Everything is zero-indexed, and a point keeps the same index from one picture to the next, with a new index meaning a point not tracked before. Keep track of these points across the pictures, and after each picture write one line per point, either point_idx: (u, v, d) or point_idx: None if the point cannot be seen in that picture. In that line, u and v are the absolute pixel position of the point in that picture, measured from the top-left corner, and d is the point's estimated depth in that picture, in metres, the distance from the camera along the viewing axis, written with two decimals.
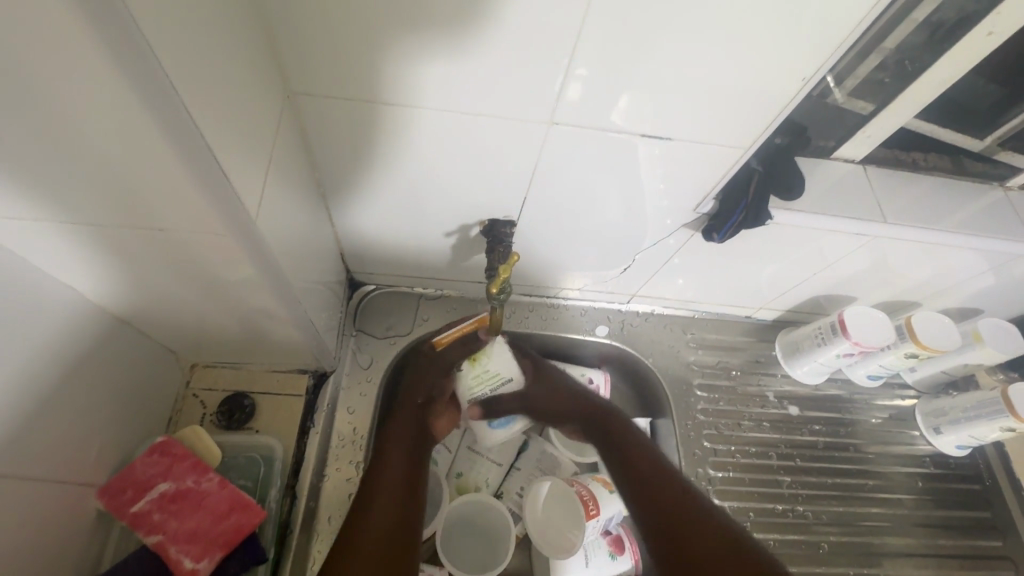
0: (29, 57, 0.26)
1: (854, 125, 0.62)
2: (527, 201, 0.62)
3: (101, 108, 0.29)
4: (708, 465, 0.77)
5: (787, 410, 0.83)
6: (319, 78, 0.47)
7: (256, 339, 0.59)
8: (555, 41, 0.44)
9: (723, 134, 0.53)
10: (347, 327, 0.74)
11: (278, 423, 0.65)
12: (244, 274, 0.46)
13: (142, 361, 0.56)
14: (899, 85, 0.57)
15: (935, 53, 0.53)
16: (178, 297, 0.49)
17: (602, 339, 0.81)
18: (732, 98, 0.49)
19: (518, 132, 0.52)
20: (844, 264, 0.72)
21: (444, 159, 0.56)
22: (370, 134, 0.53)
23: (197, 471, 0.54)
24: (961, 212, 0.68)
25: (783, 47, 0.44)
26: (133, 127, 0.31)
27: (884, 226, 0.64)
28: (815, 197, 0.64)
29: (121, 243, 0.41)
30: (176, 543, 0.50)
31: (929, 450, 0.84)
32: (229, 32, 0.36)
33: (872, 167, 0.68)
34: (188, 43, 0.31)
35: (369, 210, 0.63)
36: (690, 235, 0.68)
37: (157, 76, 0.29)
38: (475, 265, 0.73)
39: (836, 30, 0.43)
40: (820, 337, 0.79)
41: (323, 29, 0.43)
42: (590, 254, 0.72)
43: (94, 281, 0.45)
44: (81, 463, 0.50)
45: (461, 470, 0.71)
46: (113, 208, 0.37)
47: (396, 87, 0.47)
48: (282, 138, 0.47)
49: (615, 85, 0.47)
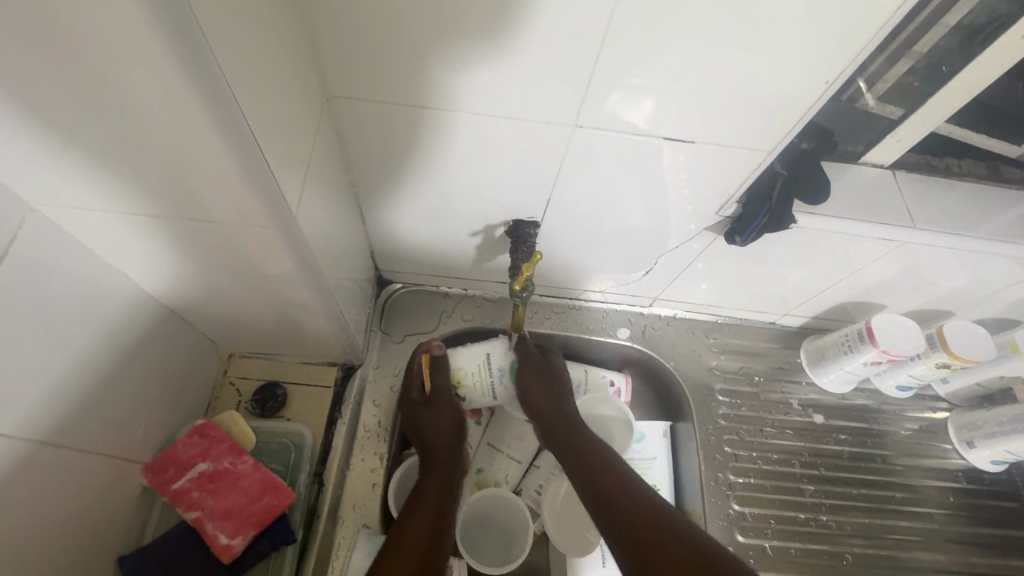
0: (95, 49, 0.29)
1: (883, 130, 0.61)
2: (551, 202, 0.63)
3: (162, 102, 0.32)
4: (728, 471, 0.76)
5: (811, 418, 0.82)
6: (355, 83, 0.50)
7: (290, 331, 0.62)
8: (575, 51, 0.45)
9: (743, 137, 0.53)
10: (374, 323, 0.77)
11: (308, 413, 0.68)
12: (282, 268, 0.48)
13: (186, 348, 0.60)
14: (929, 90, 0.56)
15: (966, 56, 0.53)
16: (222, 289, 0.53)
17: (623, 341, 0.82)
18: (757, 102, 0.49)
19: (542, 133, 0.54)
20: (872, 270, 0.71)
21: (472, 160, 0.58)
22: (403, 136, 0.55)
23: (233, 453, 0.57)
24: (995, 221, 0.66)
25: (805, 56, 0.45)
26: (187, 123, 0.33)
27: (912, 232, 0.63)
28: (842, 201, 0.64)
29: (172, 234, 0.44)
30: (213, 519, 0.54)
31: (961, 464, 0.81)
32: (277, 38, 0.39)
33: (901, 172, 0.67)
34: (239, 44, 0.33)
35: (399, 210, 0.65)
36: (713, 239, 0.68)
37: (214, 81, 0.31)
38: (499, 265, 0.75)
39: (856, 37, 0.43)
40: (847, 345, 0.78)
41: (362, 38, 0.45)
42: (613, 255, 0.72)
43: (148, 270, 0.49)
44: (129, 440, 0.53)
45: (481, 466, 0.71)
46: (169, 200, 0.40)
47: (428, 92, 0.50)
48: (321, 139, 0.50)
49: (640, 90, 0.49)
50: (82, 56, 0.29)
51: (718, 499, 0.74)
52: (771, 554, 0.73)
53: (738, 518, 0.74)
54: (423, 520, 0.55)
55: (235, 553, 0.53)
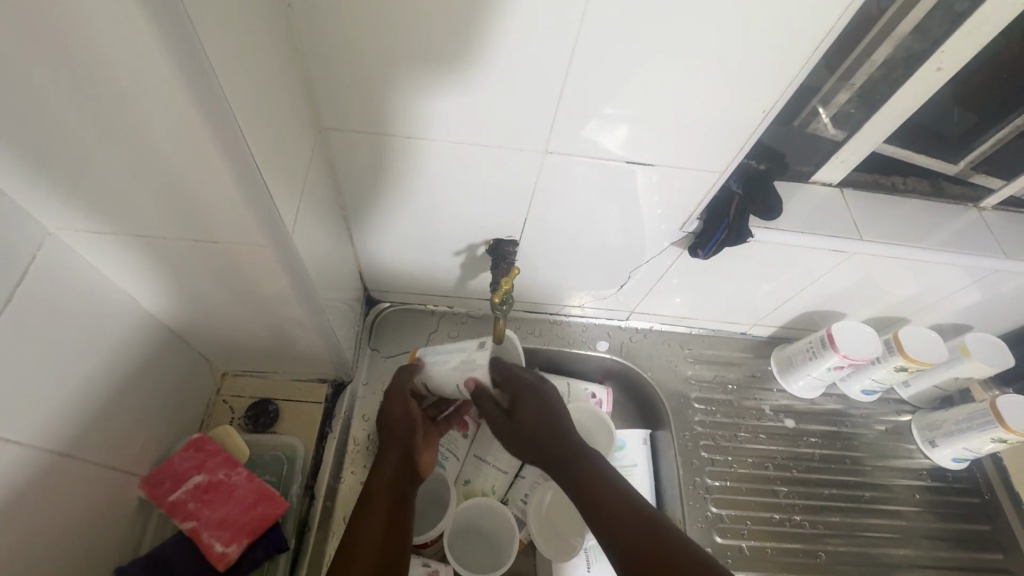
0: (121, 85, 0.33)
1: (828, 151, 0.68)
2: (527, 222, 0.67)
3: (176, 132, 0.36)
4: (705, 474, 0.80)
5: (783, 423, 0.86)
6: (345, 114, 0.54)
7: (283, 348, 0.65)
8: (544, 85, 0.51)
9: (702, 159, 0.59)
10: (364, 341, 0.80)
11: (299, 427, 0.70)
12: (278, 286, 0.52)
13: (183, 367, 0.62)
14: (865, 115, 0.63)
15: (893, 86, 0.60)
16: (219, 308, 0.56)
17: (603, 353, 0.86)
18: (710, 128, 0.55)
19: (517, 159, 0.59)
20: (830, 280, 0.76)
21: (454, 184, 0.62)
22: (389, 163, 0.59)
23: (227, 465, 0.59)
24: (937, 232, 0.72)
25: (747, 88, 0.51)
26: (197, 152, 0.37)
27: (860, 243, 0.68)
28: (796, 216, 0.69)
29: (176, 254, 0.48)
30: (208, 528, 0.55)
31: (926, 463, 0.85)
32: (275, 77, 0.44)
33: (849, 190, 0.73)
34: (242, 89, 0.38)
35: (387, 233, 0.70)
36: (680, 253, 0.73)
37: (224, 116, 0.35)
38: (482, 282, 0.79)
39: (790, 70, 0.49)
40: (811, 351, 0.82)
41: (350, 76, 0.50)
42: (589, 272, 0.77)
43: (150, 290, 0.52)
44: (128, 453, 0.55)
45: (468, 477, 0.74)
46: (176, 222, 0.44)
47: (412, 123, 0.55)
48: (313, 167, 0.54)
49: (611, 119, 0.54)
50: (108, 92, 0.33)
51: (696, 503, 0.77)
52: (749, 554, 0.75)
53: (716, 520, 0.77)
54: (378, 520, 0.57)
55: (229, 560, 0.55)
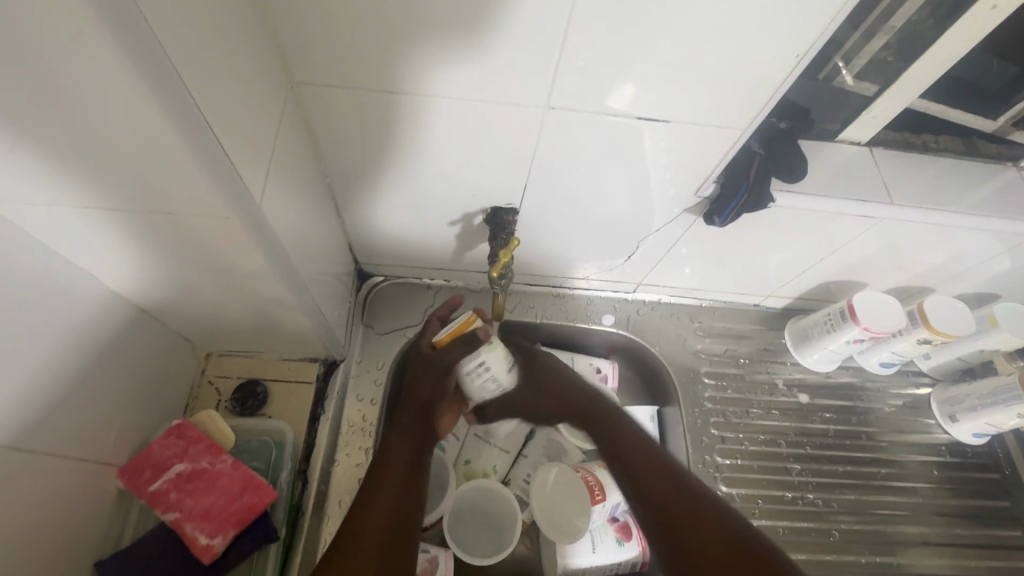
0: None
1: (858, 107, 0.61)
2: (528, 188, 0.62)
3: (107, 89, 0.30)
4: (716, 452, 0.77)
5: (797, 398, 0.82)
6: (320, 68, 0.48)
7: (268, 327, 0.61)
8: (546, 34, 0.45)
9: (720, 116, 0.53)
10: (356, 318, 0.76)
11: (290, 409, 0.67)
12: (254, 263, 0.47)
13: (160, 350, 0.58)
14: (903, 65, 0.57)
15: (937, 30, 0.53)
16: (193, 286, 0.51)
17: (608, 327, 0.82)
18: (733, 83, 0.49)
19: (515, 119, 0.53)
20: (853, 248, 0.71)
21: (447, 147, 0.56)
22: (373, 124, 0.54)
23: (211, 453, 0.56)
24: (974, 195, 0.66)
25: (779, 34, 0.45)
26: (136, 112, 0.32)
27: (891, 208, 0.63)
28: (821, 178, 0.63)
29: (134, 230, 0.43)
30: (192, 520, 0.52)
31: (945, 438, 0.82)
32: (231, 21, 0.38)
33: (878, 149, 0.67)
34: (184, 36, 0.32)
35: (375, 202, 0.64)
36: (693, 221, 0.67)
37: (159, 62, 0.30)
38: (481, 254, 0.74)
39: (828, 11, 0.43)
40: (829, 324, 0.78)
41: (322, 22, 0.44)
42: (595, 242, 0.72)
43: (111, 270, 0.47)
44: (101, 444, 0.52)
45: (469, 457, 0.72)
46: (128, 196, 0.39)
47: (395, 79, 0.49)
48: (287, 129, 0.49)
49: (622, 74, 0.48)
50: None
51: (706, 482, 0.75)
52: (760, 533, 0.73)
53: (726, 499, 0.74)
54: (381, 507, 0.53)
55: (215, 553, 0.52)
